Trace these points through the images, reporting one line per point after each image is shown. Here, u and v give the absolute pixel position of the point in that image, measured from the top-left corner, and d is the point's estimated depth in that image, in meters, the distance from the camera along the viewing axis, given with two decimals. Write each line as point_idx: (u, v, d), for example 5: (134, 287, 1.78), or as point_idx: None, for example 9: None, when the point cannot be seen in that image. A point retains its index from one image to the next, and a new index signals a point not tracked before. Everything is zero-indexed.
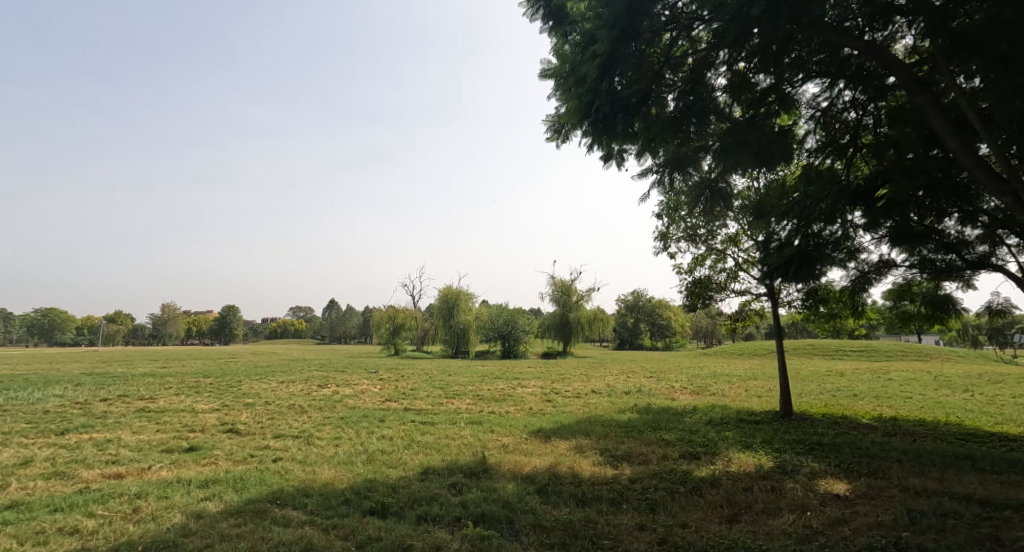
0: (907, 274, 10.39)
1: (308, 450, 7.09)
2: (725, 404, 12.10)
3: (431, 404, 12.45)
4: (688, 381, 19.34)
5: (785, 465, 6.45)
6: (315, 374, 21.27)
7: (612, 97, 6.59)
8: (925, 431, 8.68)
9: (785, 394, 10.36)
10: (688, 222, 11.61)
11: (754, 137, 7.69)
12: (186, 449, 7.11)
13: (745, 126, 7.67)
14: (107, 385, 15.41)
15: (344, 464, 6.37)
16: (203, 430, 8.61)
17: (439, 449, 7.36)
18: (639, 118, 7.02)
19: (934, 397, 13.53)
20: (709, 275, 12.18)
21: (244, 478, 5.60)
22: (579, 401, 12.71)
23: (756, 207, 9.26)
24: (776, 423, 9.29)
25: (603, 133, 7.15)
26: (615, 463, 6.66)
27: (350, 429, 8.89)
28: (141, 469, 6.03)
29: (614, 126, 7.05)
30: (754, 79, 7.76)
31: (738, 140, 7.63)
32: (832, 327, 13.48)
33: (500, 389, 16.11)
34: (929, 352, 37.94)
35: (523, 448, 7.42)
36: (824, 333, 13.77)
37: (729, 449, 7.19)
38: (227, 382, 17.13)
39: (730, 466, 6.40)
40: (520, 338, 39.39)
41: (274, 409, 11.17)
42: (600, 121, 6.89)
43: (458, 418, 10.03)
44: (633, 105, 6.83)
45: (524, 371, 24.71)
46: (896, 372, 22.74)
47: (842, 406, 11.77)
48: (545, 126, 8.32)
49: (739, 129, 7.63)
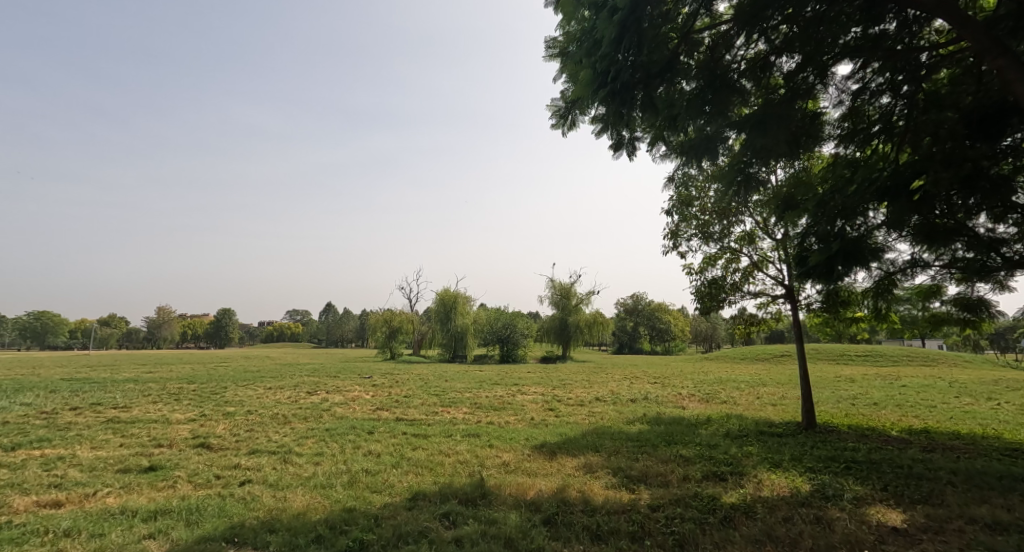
0: (936, 275, 9.66)
1: (285, 470, 6.28)
2: (740, 414, 11.31)
3: (426, 413, 11.65)
4: (694, 387, 18.55)
5: (824, 488, 5.65)
6: (307, 380, 20.41)
7: (631, 63, 5.85)
8: (967, 447, 7.91)
9: (807, 403, 9.56)
10: (700, 219, 10.88)
11: (787, 118, 6.95)
12: (146, 468, 6.29)
13: (773, 108, 6.88)
14: (81, 392, 14.50)
15: (322, 488, 5.55)
16: (172, 445, 7.77)
17: (432, 468, 6.56)
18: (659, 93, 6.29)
19: (958, 406, 12.81)
20: (721, 276, 11.45)
21: (202, 508, 4.79)
22: (584, 410, 11.91)
23: (781, 201, 8.35)
24: (802, 437, 8.50)
25: (619, 111, 6.40)
26: (630, 486, 5.86)
27: (334, 443, 8.08)
28: (85, 495, 5.21)
29: (632, 101, 6.31)
30: (775, 61, 7.07)
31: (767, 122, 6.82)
32: (834, 331, 12.94)
33: (499, 396, 15.31)
34: (935, 357, 37.31)
35: (526, 467, 6.61)
36: (825, 336, 13.22)
37: (758, 469, 6.40)
38: (210, 389, 16.21)
39: (763, 491, 5.61)
40: (519, 342, 38.58)
41: (256, 419, 10.34)
42: (617, 95, 6.16)
43: (453, 430, 9.22)
44: (653, 75, 6.10)
45: (524, 376, 23.90)
46: (908, 377, 22.05)
47: (865, 417, 11.00)
48: (551, 112, 7.72)
49: (768, 111, 6.85)
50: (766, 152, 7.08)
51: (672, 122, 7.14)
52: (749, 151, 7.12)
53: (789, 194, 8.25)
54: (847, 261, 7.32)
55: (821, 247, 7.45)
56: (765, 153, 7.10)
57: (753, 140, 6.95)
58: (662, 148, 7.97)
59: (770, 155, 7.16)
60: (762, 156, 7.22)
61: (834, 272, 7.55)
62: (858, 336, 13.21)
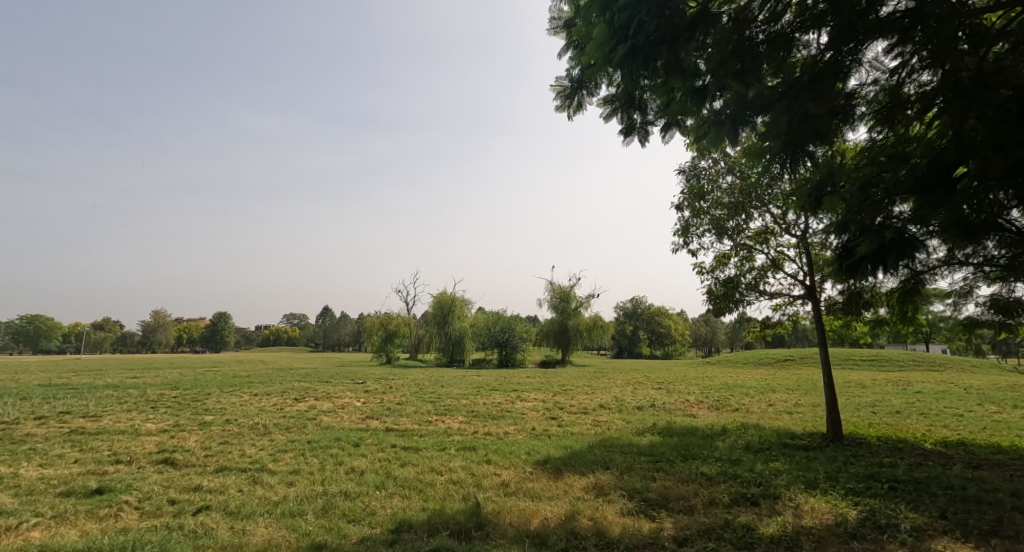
0: (965, 277, 8.77)
1: (250, 494, 5.46)
2: (756, 424, 10.51)
3: (418, 423, 10.84)
4: (701, 393, 17.75)
5: (875, 516, 4.86)
6: (297, 385, 19.52)
7: (657, 14, 5.14)
8: (1016, 462, 7.13)
9: (833, 412, 8.77)
10: (714, 213, 10.22)
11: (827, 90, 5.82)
12: (91, 490, 5.47)
13: (812, 77, 5.90)
14: (52, 399, 13.59)
15: (290, 518, 4.76)
16: (132, 460, 6.94)
17: (420, 491, 5.73)
18: (686, 52, 5.58)
19: (986, 415, 12.04)
20: (736, 274, 10.66)
21: (140, 545, 3.99)
22: (588, 420, 11.10)
23: (812, 193, 7.02)
24: (831, 451, 7.72)
25: (639, 71, 5.73)
26: (649, 512, 5.07)
27: (315, 458, 7.26)
28: (6, 528, 4.40)
29: (654, 64, 5.64)
30: (801, 40, 5.92)
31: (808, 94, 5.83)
32: (835, 332, 12.37)
33: (496, 404, 14.49)
34: (943, 362, 36.51)
35: (528, 488, 5.80)
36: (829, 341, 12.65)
37: (793, 491, 5.60)
38: (191, 396, 15.29)
39: (804, 519, 4.83)
40: (518, 345, 37.72)
41: (233, 430, 9.50)
42: (638, 52, 5.51)
43: (448, 443, 8.42)
44: (678, 32, 5.40)
45: (523, 381, 23.10)
46: (920, 383, 21.29)
47: (891, 427, 10.23)
48: (555, 93, 7.25)
49: (808, 78, 5.90)
50: (809, 130, 6.04)
51: (695, 96, 6.17)
52: (784, 131, 6.03)
53: (826, 177, 6.88)
54: (897, 257, 5.88)
55: (868, 235, 6.05)
56: (805, 132, 6.06)
57: (795, 113, 5.88)
58: (676, 135, 7.32)
59: (812, 135, 6.10)
60: (799, 133, 6.02)
61: (868, 269, 6.17)
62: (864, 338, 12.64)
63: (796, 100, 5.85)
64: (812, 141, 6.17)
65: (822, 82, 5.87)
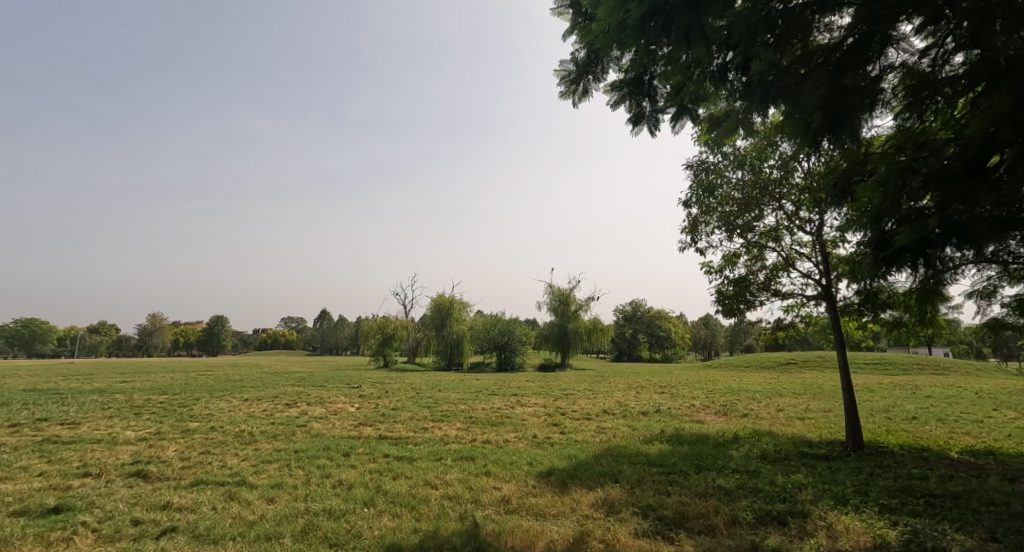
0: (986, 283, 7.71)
1: (223, 513, 4.93)
2: (769, 431, 10.01)
3: (413, 430, 10.32)
4: (707, 398, 17.17)
5: (921, 539, 4.33)
6: (289, 390, 18.99)
7: None
8: None
9: (852, 418, 8.27)
10: (723, 208, 9.78)
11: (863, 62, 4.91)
12: (48, 509, 4.94)
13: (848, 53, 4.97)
14: (31, 405, 13.01)
15: (265, 542, 4.24)
16: (101, 473, 6.40)
17: (413, 508, 5.21)
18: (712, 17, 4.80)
19: (1007, 421, 11.55)
20: (747, 274, 10.17)
21: None
22: (592, 426, 10.59)
23: (839, 183, 6.43)
24: (854, 460, 7.23)
25: (653, 43, 5.13)
26: (667, 533, 4.55)
27: (300, 470, 6.73)
28: None
29: (673, 30, 4.90)
30: (824, 20, 5.06)
31: (848, 63, 4.94)
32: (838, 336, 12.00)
33: (495, 409, 13.99)
34: (946, 365, 36.05)
35: (531, 505, 5.28)
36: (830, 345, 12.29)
37: (824, 509, 5.08)
38: (179, 401, 14.74)
39: (841, 543, 4.31)
40: (517, 348, 37.27)
41: (217, 438, 8.97)
42: (658, 14, 4.82)
43: (444, 452, 7.90)
44: None
45: (523, 385, 22.62)
46: (928, 387, 20.84)
47: (911, 434, 9.72)
48: (558, 77, 6.86)
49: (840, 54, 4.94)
50: (852, 103, 5.14)
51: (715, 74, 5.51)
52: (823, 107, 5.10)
53: (854, 167, 6.29)
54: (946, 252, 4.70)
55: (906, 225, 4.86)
56: (846, 105, 5.16)
57: (833, 84, 5.02)
58: (687, 125, 6.90)
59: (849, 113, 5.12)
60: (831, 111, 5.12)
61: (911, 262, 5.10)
62: (863, 343, 12.23)
63: (836, 69, 4.97)
64: (856, 119, 5.25)
65: (860, 54, 4.88)
